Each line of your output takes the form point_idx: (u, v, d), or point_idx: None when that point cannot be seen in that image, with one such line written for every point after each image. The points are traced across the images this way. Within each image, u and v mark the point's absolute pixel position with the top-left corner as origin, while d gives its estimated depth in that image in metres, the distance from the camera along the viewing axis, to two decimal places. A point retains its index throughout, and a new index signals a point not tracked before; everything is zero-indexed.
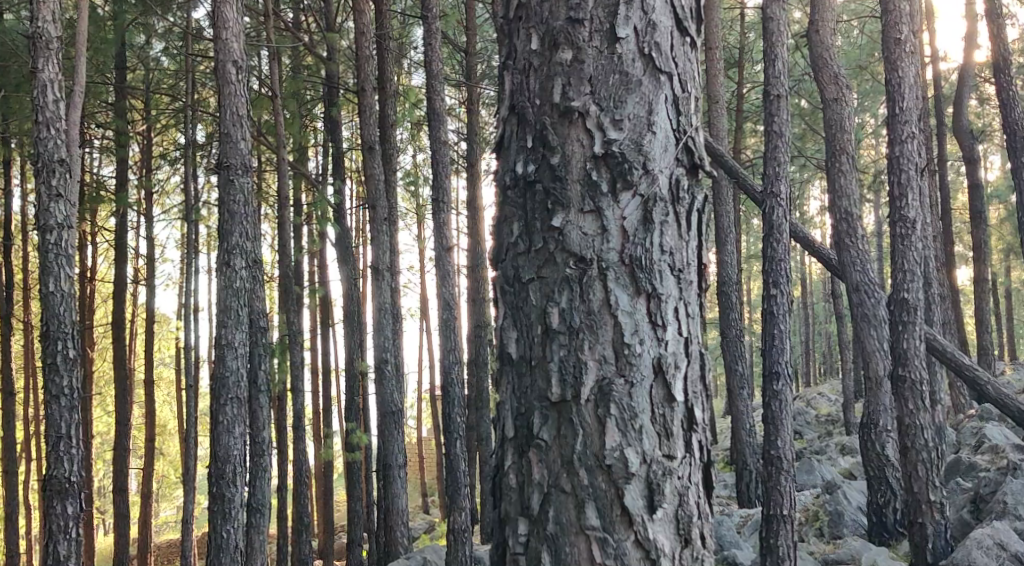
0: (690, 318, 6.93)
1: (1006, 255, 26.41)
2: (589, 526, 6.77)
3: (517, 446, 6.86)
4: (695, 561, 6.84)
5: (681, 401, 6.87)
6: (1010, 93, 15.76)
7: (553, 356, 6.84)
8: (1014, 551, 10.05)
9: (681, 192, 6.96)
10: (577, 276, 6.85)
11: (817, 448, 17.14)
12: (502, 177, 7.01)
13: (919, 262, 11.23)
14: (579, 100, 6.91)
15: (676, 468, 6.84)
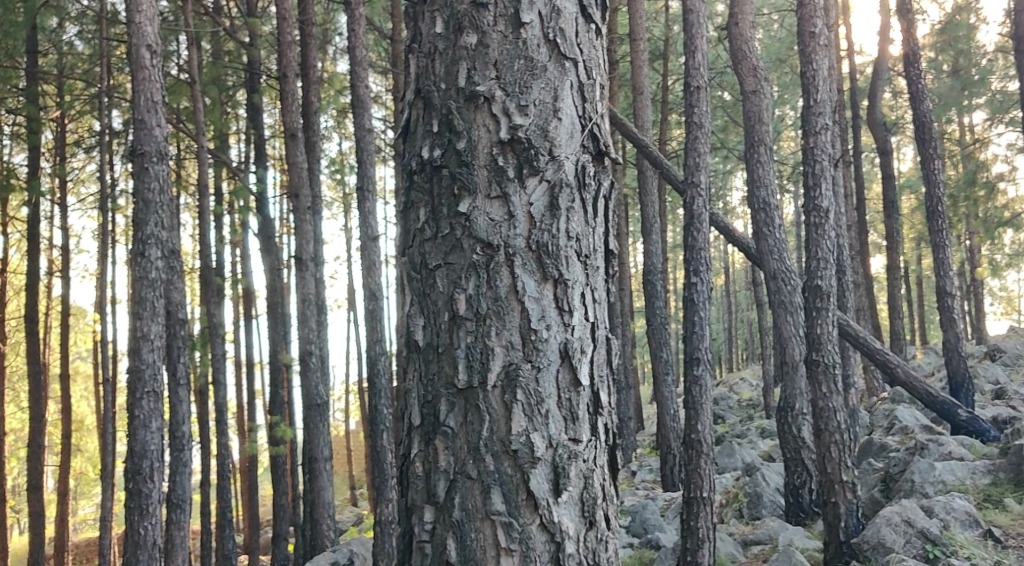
0: (596, 304, 7.05)
1: (920, 245, 27.10)
2: (494, 511, 6.86)
3: (424, 434, 6.95)
4: (599, 542, 6.94)
5: (587, 385, 6.98)
6: (920, 85, 16.24)
7: (460, 343, 6.93)
8: (920, 528, 10.39)
9: (587, 178, 7.06)
10: (484, 262, 6.94)
11: (739, 433, 17.52)
12: (409, 163, 7.10)
13: (832, 251, 11.45)
14: (484, 85, 7.01)
15: (582, 452, 6.94)
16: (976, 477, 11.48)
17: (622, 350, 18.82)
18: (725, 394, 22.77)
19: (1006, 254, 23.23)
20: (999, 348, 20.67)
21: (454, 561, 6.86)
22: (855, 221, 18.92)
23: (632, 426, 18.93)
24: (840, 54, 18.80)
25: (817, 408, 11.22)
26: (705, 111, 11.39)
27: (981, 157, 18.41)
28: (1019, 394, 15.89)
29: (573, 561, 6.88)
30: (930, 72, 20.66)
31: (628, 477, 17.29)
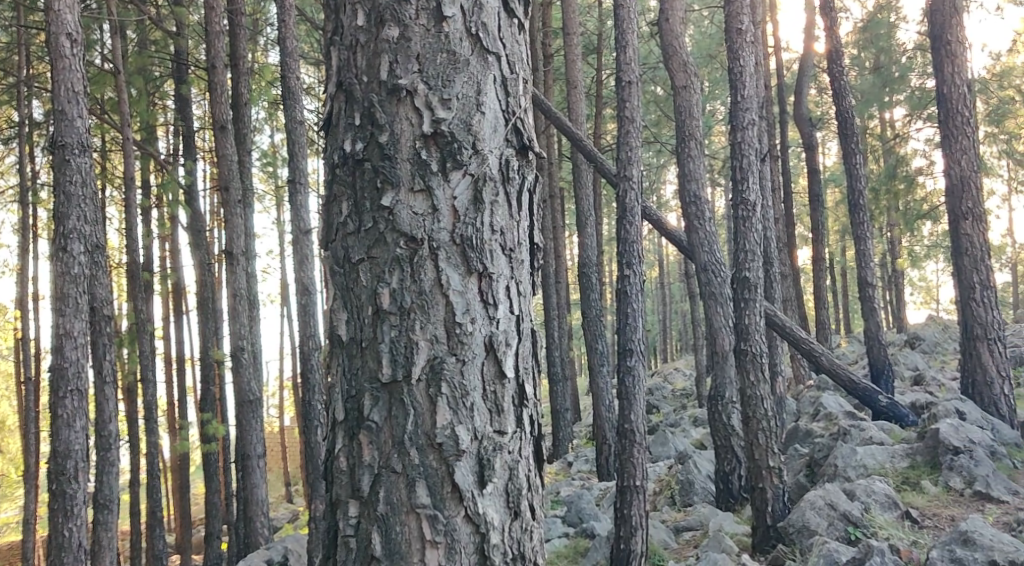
0: (521, 296, 7.12)
1: (844, 237, 27.73)
2: (419, 504, 6.93)
3: (348, 429, 7.01)
4: (524, 531, 7.04)
5: (511, 377, 7.05)
6: (843, 82, 16.62)
7: (384, 337, 6.99)
8: (843, 510, 10.62)
9: (511, 172, 7.12)
10: (407, 256, 7.00)
11: (672, 421, 17.81)
12: (331, 156, 7.15)
13: (759, 242, 11.69)
14: (406, 78, 7.06)
15: (507, 444, 7.02)
16: (895, 460, 11.85)
17: (557, 343, 19.04)
18: (658, 384, 23.16)
19: (925, 246, 23.85)
20: (918, 336, 21.23)
21: (379, 556, 6.93)
22: (783, 214, 19.31)
23: (568, 418, 19.18)
24: (767, 50, 19.16)
25: (744, 395, 11.47)
26: (637, 105, 11.56)
27: (901, 152, 18.89)
28: (936, 380, 16.36)
29: (498, 553, 6.97)
30: (854, 68, 21.12)
31: (562, 467, 17.52)
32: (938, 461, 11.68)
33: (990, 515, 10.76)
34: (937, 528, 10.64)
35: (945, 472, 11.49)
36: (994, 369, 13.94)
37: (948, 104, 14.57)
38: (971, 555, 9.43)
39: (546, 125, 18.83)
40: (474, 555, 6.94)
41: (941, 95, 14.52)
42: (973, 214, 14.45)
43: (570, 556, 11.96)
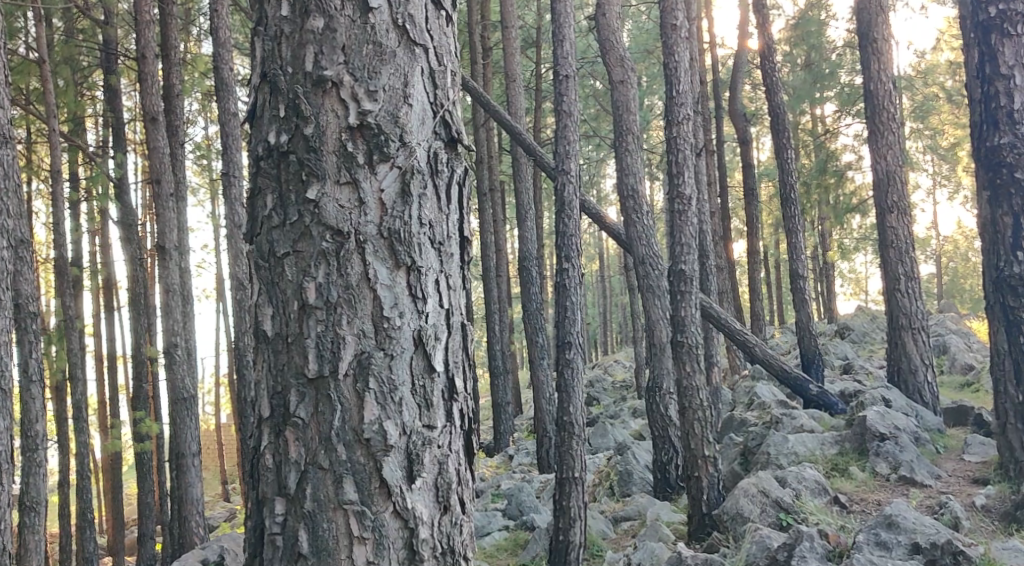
0: (452, 291, 6.61)
1: (776, 232, 28.21)
2: (346, 500, 6.35)
3: (273, 425, 6.43)
4: (454, 526, 6.52)
5: (441, 371, 6.53)
6: (774, 78, 16.93)
7: (310, 333, 6.41)
8: (775, 497, 10.68)
9: (440, 165, 6.60)
10: (334, 250, 6.43)
11: (612, 413, 17.93)
12: (254, 148, 6.54)
13: (695, 236, 11.85)
14: (331, 69, 6.48)
15: (436, 438, 6.50)
16: (825, 447, 12.11)
17: (497, 336, 19.05)
18: (598, 378, 23.27)
19: (854, 239, 24.36)
20: (848, 327, 21.66)
21: (306, 553, 6.35)
22: (719, 208, 19.58)
23: (510, 412, 19.20)
24: (701, 47, 19.41)
25: (681, 386, 11.63)
26: (574, 99, 11.63)
27: (831, 148, 19.25)
28: (865, 369, 16.73)
29: (428, 548, 6.43)
30: (786, 64, 21.50)
31: (504, 462, 17.49)
32: (866, 446, 11.94)
33: (915, 498, 10.90)
34: (865, 512, 10.74)
35: (872, 457, 11.73)
36: (919, 357, 14.19)
37: (875, 100, 14.83)
38: (894, 538, 9.22)
39: (484, 120, 18.90)
40: (403, 551, 6.39)
41: (867, 90, 14.79)
42: (899, 208, 14.74)
43: (510, 549, 12.03)
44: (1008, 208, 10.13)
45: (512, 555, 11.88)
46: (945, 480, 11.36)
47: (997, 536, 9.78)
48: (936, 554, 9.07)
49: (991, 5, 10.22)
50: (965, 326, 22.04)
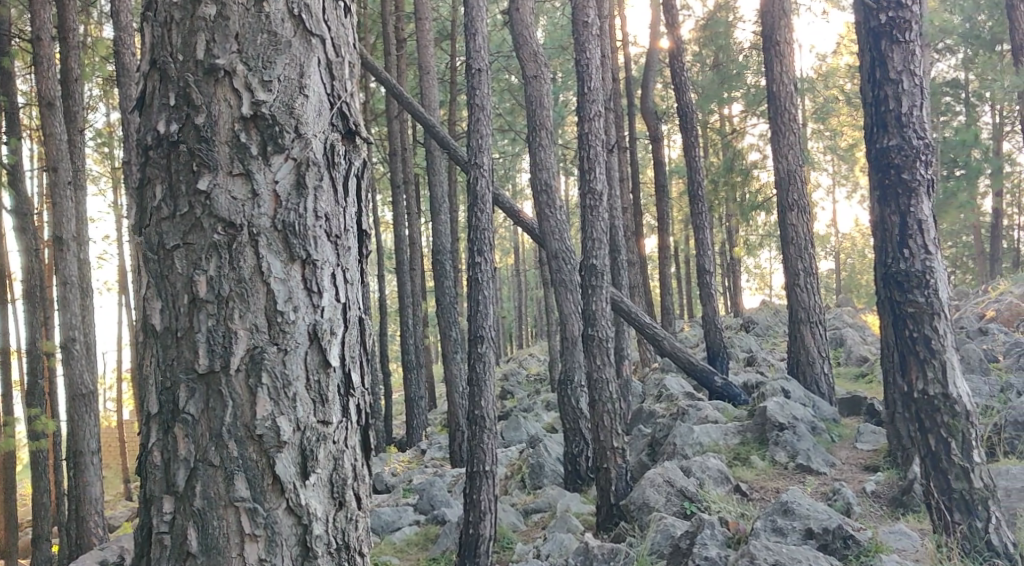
0: (348, 284, 6.42)
1: (687, 226, 28.70)
2: (237, 497, 6.15)
3: (162, 422, 6.21)
4: (349, 522, 6.34)
5: (337, 366, 6.34)
6: (682, 76, 17.21)
7: (200, 327, 6.20)
8: (681, 486, 10.76)
9: (337, 157, 6.41)
10: (226, 243, 6.22)
11: (525, 406, 18.08)
12: (143, 137, 6.33)
13: (605, 231, 11.94)
14: (224, 58, 6.28)
15: (331, 434, 6.30)
16: (728, 438, 12.36)
17: (411, 330, 19.07)
18: (513, 371, 23.53)
19: (760, 235, 24.88)
20: (753, 320, 22.11)
21: (195, 552, 6.14)
22: (631, 204, 19.84)
23: (423, 407, 19.26)
24: (614, 45, 19.60)
25: (591, 379, 11.72)
26: (486, 93, 11.43)
27: (738, 147, 19.59)
28: (767, 361, 17.14)
29: (322, 544, 6.24)
30: (697, 63, 21.83)
31: (416, 455, 17.56)
32: (766, 436, 12.23)
33: (809, 486, 11.18)
34: (764, 500, 10.94)
35: (771, 447, 11.99)
36: (816, 350, 14.49)
37: (777, 100, 15.18)
38: (790, 524, 9.30)
39: (398, 112, 18.83)
40: (296, 548, 6.19)
41: (771, 91, 15.12)
42: (799, 206, 15.12)
43: (421, 543, 12.06)
44: (896, 208, 9.38)
45: (422, 549, 11.92)
46: (839, 468, 11.68)
47: (884, 521, 10.05)
48: (828, 539, 9.15)
49: (881, 12, 9.50)
50: (863, 319, 22.70)
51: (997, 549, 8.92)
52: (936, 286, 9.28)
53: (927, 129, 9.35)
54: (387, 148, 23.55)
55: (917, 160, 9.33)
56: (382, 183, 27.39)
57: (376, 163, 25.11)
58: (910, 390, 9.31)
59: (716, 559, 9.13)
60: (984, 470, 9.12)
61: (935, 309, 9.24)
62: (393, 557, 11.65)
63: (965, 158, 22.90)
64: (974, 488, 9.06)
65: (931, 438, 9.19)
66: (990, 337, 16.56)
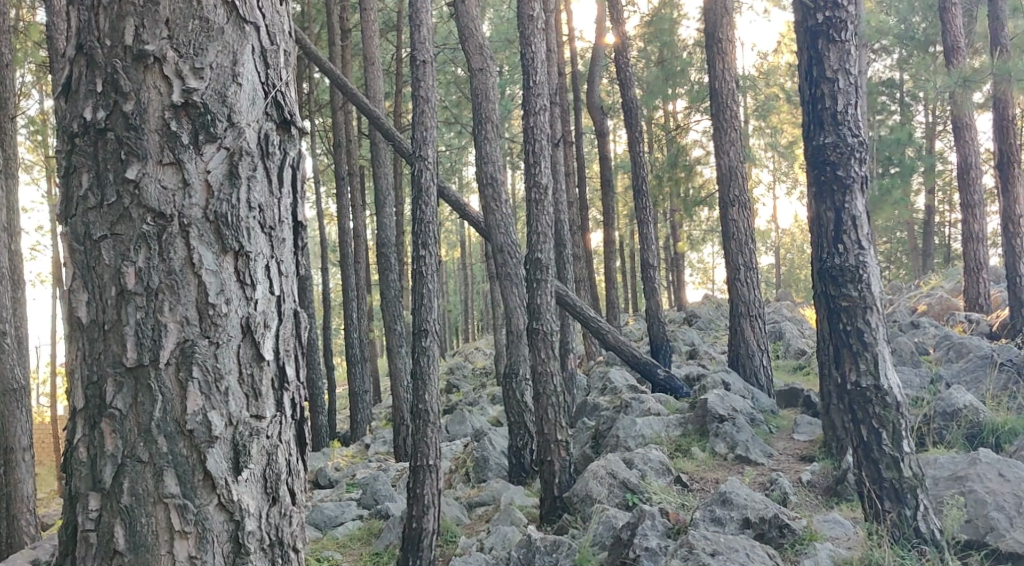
0: (284, 277, 5.87)
1: (631, 221, 28.97)
2: (167, 493, 5.55)
3: (88, 417, 5.60)
4: (282, 518, 5.78)
5: (271, 359, 5.78)
6: (626, 71, 17.30)
7: (128, 320, 5.59)
8: (623, 478, 10.81)
9: (271, 147, 5.84)
10: (155, 233, 5.61)
11: (470, 400, 18.10)
12: (68, 125, 5.71)
13: (549, 225, 12.00)
14: (153, 43, 5.68)
15: (265, 428, 5.74)
16: (670, 430, 12.51)
17: (354, 323, 18.98)
18: (458, 365, 23.59)
19: (702, 230, 25.21)
20: (695, 314, 22.34)
21: (122, 550, 5.54)
22: (577, 198, 19.94)
23: (367, 401, 19.17)
24: (560, 40, 19.69)
25: (536, 372, 11.78)
26: (431, 85, 11.33)
27: (682, 143, 19.73)
28: (709, 354, 17.32)
29: (254, 540, 5.67)
30: (641, 60, 22.03)
31: (359, 450, 17.49)
32: (706, 428, 12.39)
33: (748, 476, 11.25)
34: (704, 491, 11.02)
35: (712, 438, 12.13)
36: (756, 343, 14.62)
37: (719, 98, 15.34)
38: (728, 513, 9.39)
39: (343, 103, 18.73)
40: (228, 545, 5.61)
41: (713, 88, 15.28)
42: (740, 202, 15.27)
43: (363, 538, 12.03)
44: (830, 204, 9.42)
45: (365, 544, 11.88)
46: (776, 458, 11.82)
47: (819, 509, 10.17)
48: (765, 528, 9.26)
49: (818, 12, 9.55)
50: (801, 313, 23.02)
51: (924, 535, 8.88)
52: (869, 281, 9.30)
53: (861, 127, 9.42)
54: (330, 140, 23.46)
55: (851, 158, 9.39)
56: (327, 177, 27.36)
57: (320, 155, 25.01)
58: (844, 382, 9.32)
59: (657, 549, 9.15)
60: (914, 459, 9.11)
61: (868, 302, 9.27)
62: (335, 552, 11.65)
63: (899, 157, 23.62)
64: (903, 477, 9.04)
65: (863, 428, 9.19)
66: (922, 331, 16.82)
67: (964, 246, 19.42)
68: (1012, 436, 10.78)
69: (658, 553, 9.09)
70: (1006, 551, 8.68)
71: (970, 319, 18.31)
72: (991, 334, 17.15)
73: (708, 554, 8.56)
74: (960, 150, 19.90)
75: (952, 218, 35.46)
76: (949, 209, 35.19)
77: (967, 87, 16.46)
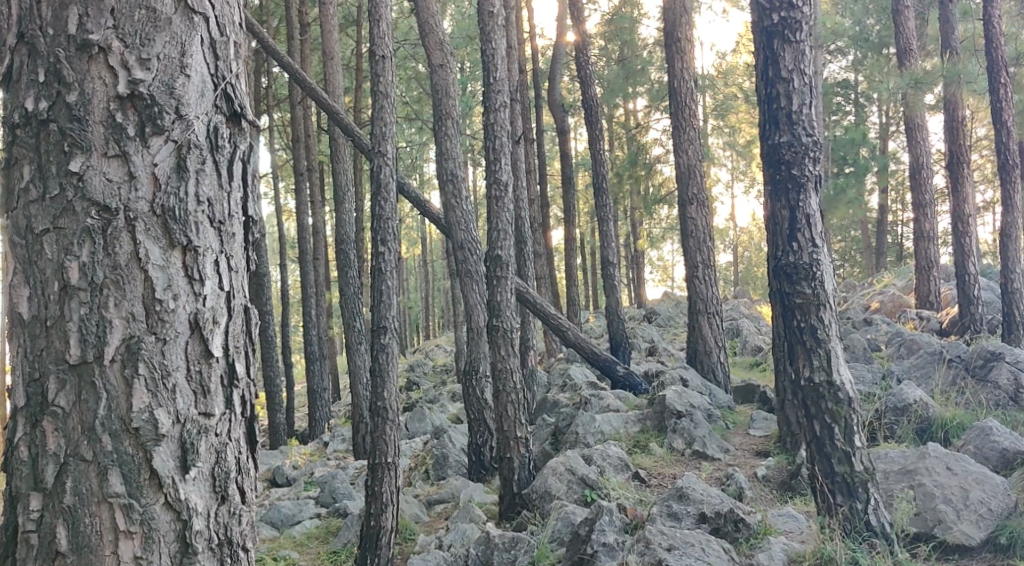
0: (235, 272, 5.46)
1: (592, 219, 29.12)
2: (112, 493, 5.09)
3: (29, 416, 5.13)
4: (233, 517, 5.35)
5: (221, 357, 5.36)
6: (586, 69, 17.35)
7: (72, 317, 5.13)
8: (582, 475, 10.80)
9: (221, 140, 5.42)
10: (100, 227, 5.16)
11: (431, 398, 18.09)
12: (8, 115, 5.25)
13: (509, 222, 11.96)
14: (97, 34, 5.22)
15: (214, 426, 5.31)
16: (628, 426, 12.59)
17: (313, 320, 18.88)
18: (418, 362, 23.58)
19: (661, 228, 25.39)
20: (655, 312, 22.47)
21: (65, 550, 5.06)
22: (538, 195, 19.98)
23: (325, 399, 19.07)
24: (521, 38, 19.74)
25: (495, 369, 11.76)
26: (390, 80, 11.24)
27: (642, 142, 19.79)
28: (668, 351, 17.42)
29: (203, 540, 5.23)
30: (601, 59, 22.14)
31: (318, 449, 17.42)
32: (664, 424, 12.44)
33: (705, 471, 11.32)
34: (662, 486, 11.08)
35: (670, 434, 12.20)
36: (713, 340, 14.70)
37: (677, 97, 15.42)
38: (684, 509, 9.43)
39: (301, 98, 18.64)
40: (174, 544, 5.16)
41: (672, 86, 15.35)
42: (698, 200, 15.36)
43: (321, 536, 11.99)
44: (785, 203, 9.49)
45: (323, 542, 11.83)
46: (732, 454, 11.92)
47: (774, 504, 10.26)
48: (721, 523, 9.25)
49: (773, 12, 9.62)
50: (757, 310, 23.23)
51: (875, 529, 8.92)
52: (822, 279, 9.36)
53: (814, 126, 9.48)
54: (289, 136, 23.37)
55: (805, 157, 9.46)
56: (285, 174, 27.30)
57: (278, 150, 24.90)
58: (798, 378, 9.35)
59: (614, 544, 9.14)
60: (865, 454, 9.15)
61: (821, 299, 9.32)
62: (292, 551, 11.58)
63: (853, 157, 23.93)
64: (855, 471, 9.06)
65: (816, 424, 9.21)
66: (874, 328, 17.00)
67: (916, 245, 19.63)
68: (960, 430, 10.91)
69: (615, 549, 9.08)
70: (953, 543, 8.89)
71: (921, 316, 18.56)
72: (941, 331, 17.41)
73: (664, 549, 8.59)
74: (912, 150, 20.11)
75: (904, 218, 36.00)
76: (900, 209, 35.71)
77: (919, 88, 16.72)
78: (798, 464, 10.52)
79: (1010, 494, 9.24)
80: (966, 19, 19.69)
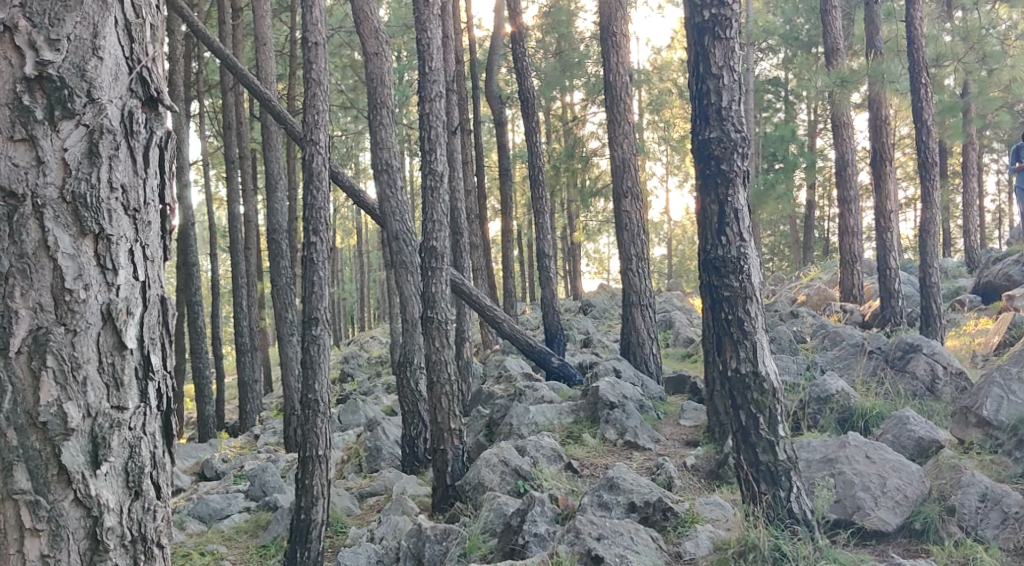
0: (149, 262, 5.48)
1: (528, 211, 29.14)
2: (17, 489, 5.08)
3: None
4: (147, 513, 5.37)
5: (134, 348, 5.38)
6: (522, 59, 17.34)
7: None
8: (515, 466, 10.85)
9: (135, 126, 5.43)
10: (5, 215, 5.13)
11: (364, 389, 18.06)
12: None
13: (445, 212, 11.94)
14: (3, 11, 5.19)
15: (127, 420, 5.32)
16: (561, 417, 12.67)
17: (244, 310, 18.70)
18: (352, 354, 23.49)
19: (597, 220, 25.52)
20: (589, 304, 22.60)
21: None
22: (475, 186, 19.97)
23: (257, 389, 18.95)
24: (458, 27, 19.69)
25: (430, 360, 11.68)
26: (323, 68, 11.14)
27: (578, 135, 19.84)
28: (601, 342, 17.53)
29: (114, 536, 5.24)
30: (537, 52, 22.17)
31: (248, 441, 17.34)
32: (597, 414, 12.53)
33: (636, 461, 11.42)
34: (593, 476, 11.15)
35: (602, 425, 12.30)
36: (645, 332, 14.82)
37: (613, 90, 15.47)
38: (614, 499, 9.52)
39: (233, 85, 18.42)
40: (85, 542, 5.17)
41: (607, 80, 15.41)
42: (632, 193, 15.45)
43: (250, 530, 11.93)
44: (715, 197, 9.57)
45: (251, 536, 11.77)
46: (663, 443, 12.04)
47: (702, 493, 10.38)
48: (649, 512, 9.39)
49: (705, 8, 9.69)
50: (689, 302, 23.46)
51: (797, 516, 9.03)
52: (750, 272, 9.46)
53: (743, 122, 9.58)
54: (221, 123, 23.07)
55: (734, 152, 9.57)
56: (218, 161, 26.97)
57: (210, 137, 24.57)
58: (724, 369, 9.43)
59: (545, 535, 9.18)
60: (788, 444, 9.27)
61: (748, 292, 9.42)
62: (221, 546, 11.50)
63: (783, 153, 24.25)
64: (779, 460, 9.18)
65: (742, 414, 9.31)
66: (799, 319, 17.27)
67: (842, 240, 19.92)
68: (881, 419, 11.12)
69: (546, 539, 9.12)
70: (871, 529, 9.09)
71: (845, 310, 18.88)
72: (864, 324, 17.72)
73: (595, 539, 8.59)
74: (838, 146, 20.35)
75: (832, 214, 36.53)
76: (829, 204, 36.22)
77: (845, 87, 16.85)
78: (726, 454, 10.64)
79: (925, 481, 9.45)
80: (892, 19, 20.04)
